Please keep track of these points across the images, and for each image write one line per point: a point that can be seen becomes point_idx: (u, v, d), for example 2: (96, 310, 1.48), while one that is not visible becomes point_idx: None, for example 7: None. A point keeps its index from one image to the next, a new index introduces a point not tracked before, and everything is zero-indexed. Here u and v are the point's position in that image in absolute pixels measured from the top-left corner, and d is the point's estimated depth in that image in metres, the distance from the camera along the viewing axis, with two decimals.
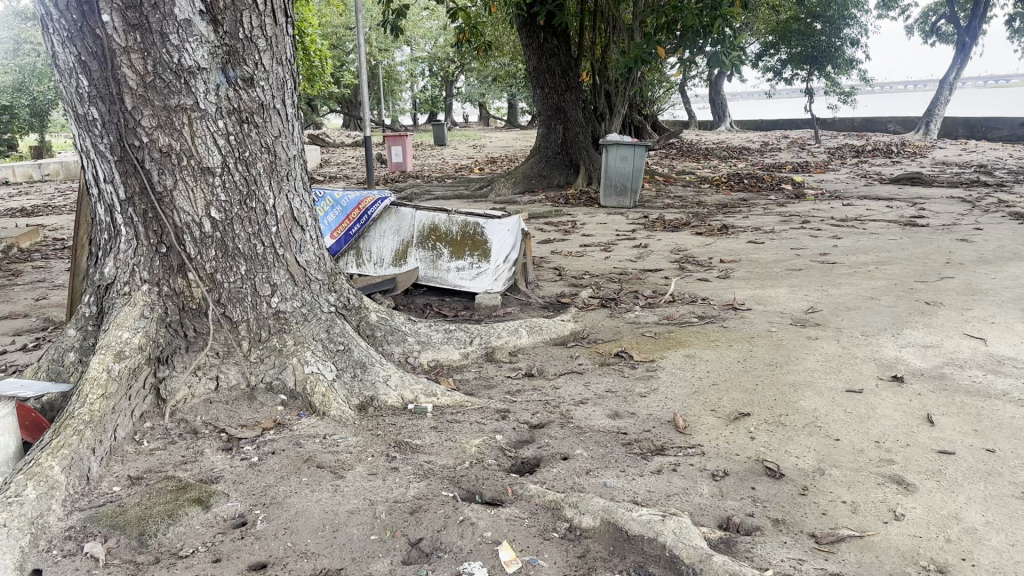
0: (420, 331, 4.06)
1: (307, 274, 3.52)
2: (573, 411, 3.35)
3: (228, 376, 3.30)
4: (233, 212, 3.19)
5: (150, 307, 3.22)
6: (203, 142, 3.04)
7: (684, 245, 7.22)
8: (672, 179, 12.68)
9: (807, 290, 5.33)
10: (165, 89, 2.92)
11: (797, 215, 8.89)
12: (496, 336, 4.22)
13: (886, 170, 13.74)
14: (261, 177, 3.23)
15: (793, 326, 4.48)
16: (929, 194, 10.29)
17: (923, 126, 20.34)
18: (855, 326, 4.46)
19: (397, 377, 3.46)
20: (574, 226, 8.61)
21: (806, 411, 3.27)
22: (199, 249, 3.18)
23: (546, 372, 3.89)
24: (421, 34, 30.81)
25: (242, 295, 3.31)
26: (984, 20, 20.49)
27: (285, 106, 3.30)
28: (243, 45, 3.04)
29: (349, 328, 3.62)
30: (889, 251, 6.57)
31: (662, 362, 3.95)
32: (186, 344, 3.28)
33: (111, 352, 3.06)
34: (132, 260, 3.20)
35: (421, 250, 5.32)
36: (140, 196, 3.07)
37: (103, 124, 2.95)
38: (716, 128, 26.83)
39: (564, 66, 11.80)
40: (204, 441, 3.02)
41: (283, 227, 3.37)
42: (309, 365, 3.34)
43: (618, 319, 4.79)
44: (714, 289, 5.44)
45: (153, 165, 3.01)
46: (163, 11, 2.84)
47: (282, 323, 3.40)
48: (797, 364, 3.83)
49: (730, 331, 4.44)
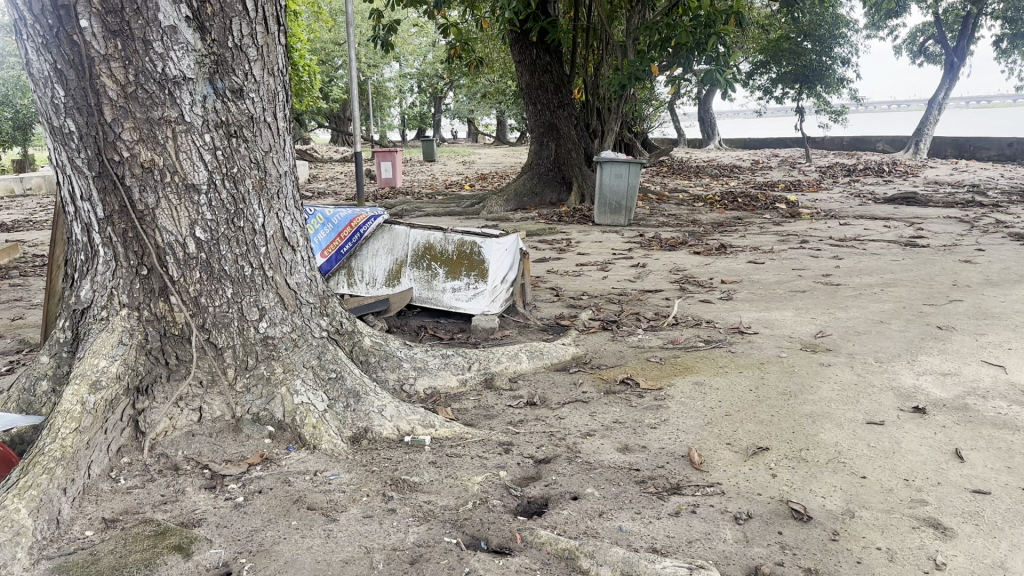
0: (416, 356, 3.85)
1: (298, 297, 3.32)
2: (580, 444, 3.15)
3: (212, 407, 3.09)
4: (219, 232, 2.98)
5: (129, 333, 3.00)
6: (188, 157, 2.83)
7: (683, 264, 7.06)
8: (665, 197, 12.55)
9: (814, 313, 5.17)
10: (148, 100, 2.72)
11: (796, 235, 8.75)
12: (495, 362, 4.02)
13: (880, 189, 13.65)
14: (250, 195, 3.02)
15: (804, 351, 4.31)
16: (926, 214, 10.19)
17: (913, 145, 20.35)
18: (868, 352, 4.30)
19: (393, 408, 3.25)
20: (569, 245, 8.45)
21: (828, 446, 3.10)
22: (183, 272, 2.98)
23: (550, 401, 3.69)
24: (410, 50, 30.67)
25: (227, 320, 3.10)
26: (971, 41, 20.61)
27: (277, 119, 3.09)
28: (232, 54, 2.85)
29: (342, 354, 3.41)
30: (893, 272, 6.43)
31: (670, 390, 3.76)
32: (167, 372, 3.07)
33: (86, 383, 2.84)
34: (110, 282, 2.99)
35: (415, 270, 5.13)
36: (119, 215, 2.87)
37: (80, 138, 2.74)
38: (705, 146, 26.81)
39: (557, 82, 11.66)
40: (186, 479, 2.81)
41: (273, 248, 3.17)
42: (299, 395, 3.13)
43: (621, 343, 4.61)
44: (718, 311, 5.27)
45: (134, 182, 2.81)
46: (146, 17, 2.65)
47: (270, 349, 3.18)
48: (813, 393, 3.66)
49: (739, 356, 4.26)
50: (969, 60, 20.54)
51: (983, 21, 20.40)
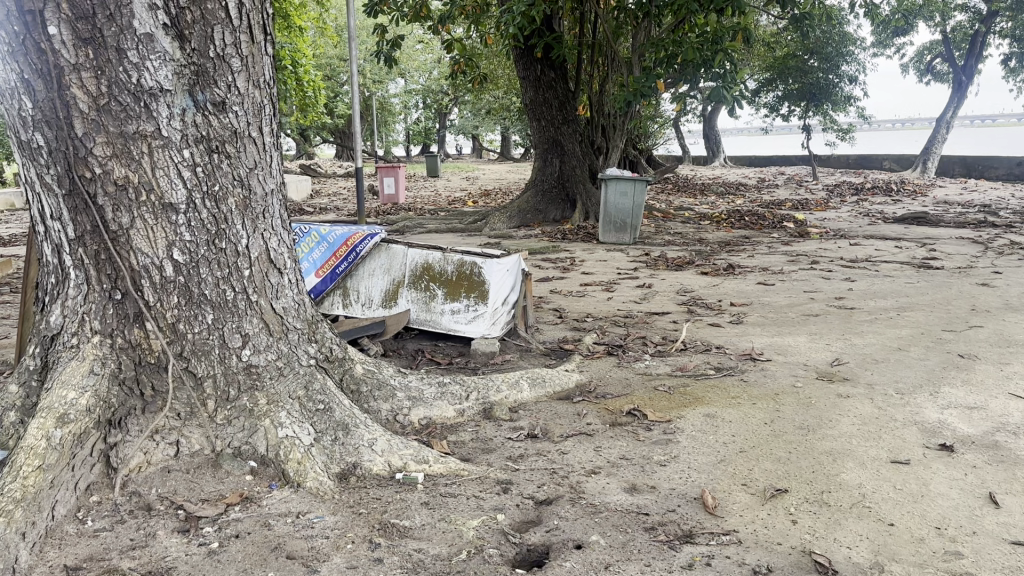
0: (411, 385, 3.63)
1: (285, 322, 3.11)
2: (583, 483, 2.93)
3: (190, 440, 2.88)
4: (199, 254, 2.79)
5: (101, 362, 2.80)
6: (165, 175, 2.65)
7: (690, 285, 6.86)
8: (671, 215, 12.37)
9: (829, 339, 4.95)
10: (122, 113, 2.54)
11: (806, 255, 8.54)
12: (494, 391, 3.81)
13: (889, 208, 13.47)
14: (232, 214, 2.83)
15: (820, 381, 4.10)
16: (938, 234, 9.98)
17: (921, 164, 20.19)
18: (888, 383, 4.08)
19: (384, 441, 3.04)
20: (573, 264, 8.25)
21: (851, 488, 2.90)
22: (159, 296, 2.78)
23: (552, 433, 3.47)
24: (415, 66, 30.62)
25: (207, 347, 2.90)
26: (979, 60, 20.53)
27: (262, 134, 2.90)
28: (213, 64, 2.66)
29: (331, 383, 3.20)
30: (908, 295, 6.23)
31: (681, 422, 3.55)
32: (142, 404, 2.86)
33: (53, 416, 2.65)
34: (82, 307, 2.79)
35: (412, 291, 4.94)
36: (91, 235, 2.68)
37: (49, 152, 2.55)
38: (710, 163, 26.67)
39: (561, 98, 11.50)
40: (158, 520, 2.59)
41: (258, 270, 2.97)
42: (283, 428, 2.92)
43: (627, 370, 4.39)
44: (728, 336, 5.05)
45: (107, 201, 2.62)
46: (119, 23, 2.47)
47: (254, 378, 2.98)
48: (832, 428, 3.46)
49: (753, 386, 4.04)
50: (977, 79, 20.41)
51: (991, 39, 20.33)
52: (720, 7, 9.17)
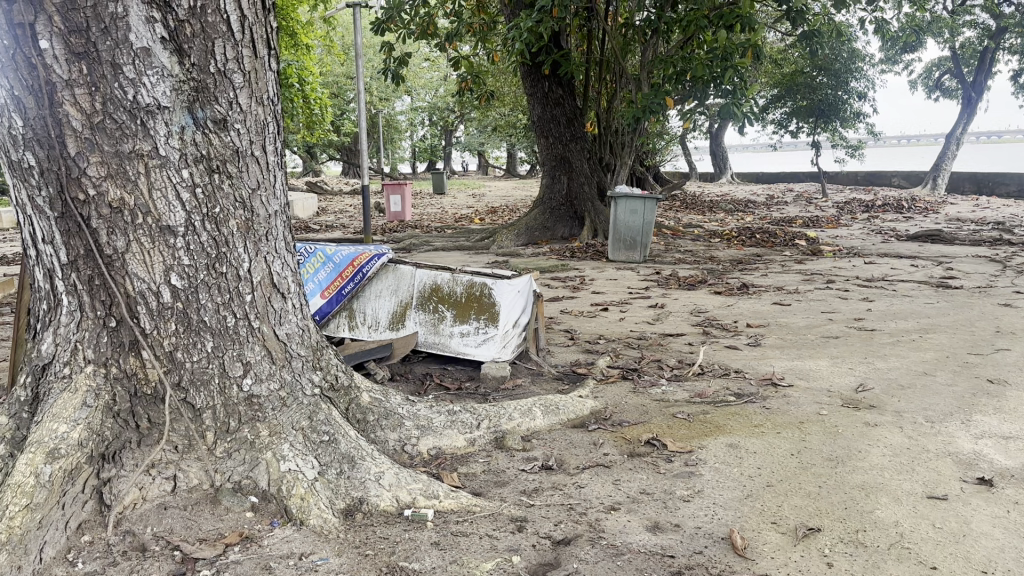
0: (419, 413, 3.47)
1: (288, 350, 2.97)
2: (603, 521, 2.76)
3: (188, 475, 2.72)
4: (198, 279, 2.65)
5: (95, 394, 2.66)
6: (163, 196, 2.51)
7: (704, 305, 6.70)
8: (681, 232, 12.23)
9: (851, 363, 4.79)
10: (117, 131, 2.41)
11: (820, 274, 8.38)
12: (506, 418, 3.64)
13: (901, 226, 13.31)
14: (234, 237, 2.69)
15: (846, 409, 3.94)
16: (954, 252, 9.81)
17: (930, 181, 20.05)
18: (917, 410, 3.92)
19: (391, 475, 2.88)
20: (583, 283, 8.10)
21: (887, 526, 2.74)
22: (156, 324, 2.64)
23: (567, 465, 3.31)
24: (422, 84, 30.66)
25: (207, 376, 2.76)
26: (988, 76, 20.42)
27: (266, 153, 2.76)
28: (214, 80, 2.53)
29: (337, 414, 3.05)
30: (929, 316, 6.07)
31: (702, 453, 3.39)
32: (138, 437, 2.71)
33: (43, 450, 2.52)
34: (75, 336, 2.66)
35: (420, 312, 4.79)
36: (84, 260, 2.54)
37: (41, 173, 2.42)
38: (717, 180, 26.59)
39: (570, 115, 11.41)
40: (152, 563, 2.42)
41: (260, 295, 2.83)
42: (286, 461, 2.77)
43: (643, 395, 4.23)
44: (747, 359, 4.88)
45: (101, 224, 2.49)
46: (115, 37, 2.34)
47: (255, 410, 2.84)
48: (862, 460, 3.30)
49: (776, 413, 3.87)
50: (987, 95, 20.30)
51: (1001, 56, 20.21)
52: (730, 24, 9.05)
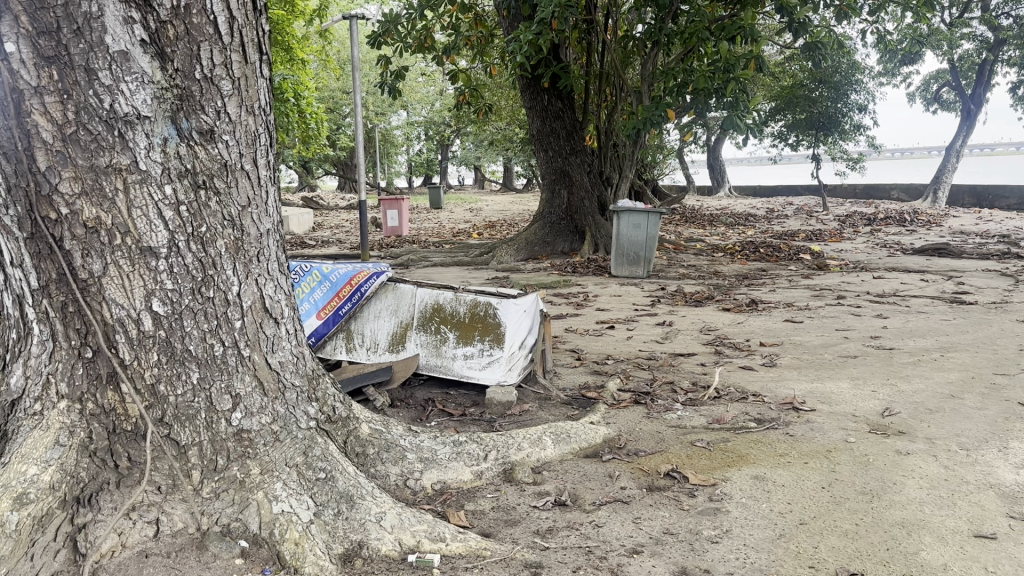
0: (423, 445, 3.24)
1: (281, 379, 2.74)
2: (625, 567, 2.53)
3: (173, 519, 2.48)
4: (183, 304, 2.42)
5: (69, 431, 2.43)
6: (144, 215, 2.29)
7: (712, 322, 6.48)
8: (683, 246, 12.02)
9: (874, 385, 4.56)
10: (92, 143, 2.19)
11: (829, 289, 8.17)
12: (515, 449, 3.41)
13: (906, 239, 13.11)
14: (222, 258, 2.47)
15: (874, 435, 3.72)
16: (963, 266, 9.62)
17: (931, 194, 19.91)
18: (949, 436, 3.70)
19: (393, 516, 2.65)
20: (586, 299, 7.87)
21: (935, 571, 2.52)
22: (137, 354, 2.41)
23: (582, 500, 3.07)
24: (418, 98, 30.49)
25: (193, 412, 2.53)
26: (987, 89, 20.35)
27: (256, 167, 2.54)
28: (200, 87, 2.32)
29: (334, 448, 2.82)
30: (948, 334, 5.85)
31: (727, 486, 3.16)
32: (116, 478, 2.46)
33: (10, 496, 2.29)
34: (47, 368, 2.42)
35: (421, 334, 4.54)
36: (57, 285, 2.31)
37: (7, 189, 2.19)
38: (716, 193, 26.43)
39: (569, 128, 11.21)
40: None
41: (251, 320, 2.60)
42: (279, 503, 2.54)
43: (658, 421, 4.00)
44: (764, 381, 4.65)
45: (75, 245, 2.26)
46: (89, 39, 2.13)
47: (245, 445, 2.60)
48: (898, 494, 3.07)
49: (801, 441, 3.65)
50: (987, 108, 20.26)
51: (999, 68, 20.11)
52: (732, 36, 8.85)
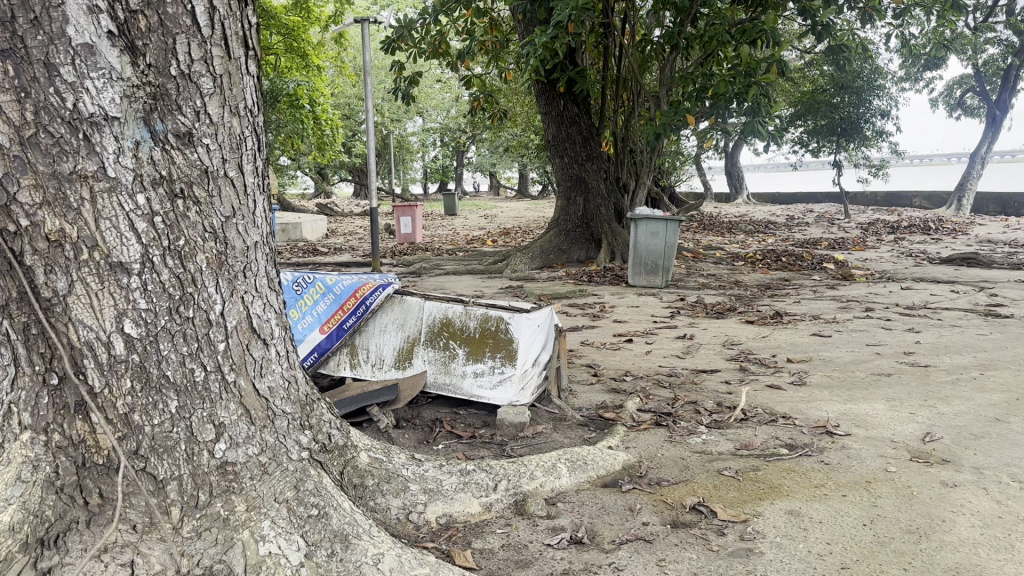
0: (427, 474, 3.00)
1: (271, 407, 2.50)
2: None
3: (150, 559, 2.20)
4: (160, 324, 2.19)
5: (32, 466, 2.18)
6: (113, 226, 2.06)
7: (736, 336, 6.20)
8: (702, 255, 11.73)
9: (912, 406, 4.27)
10: (53, 147, 1.96)
11: (857, 300, 7.86)
12: (527, 479, 3.15)
13: (931, 248, 12.75)
14: (203, 274, 2.24)
15: (916, 464, 3.44)
16: (993, 277, 9.29)
17: (955, 201, 19.50)
18: (999, 466, 3.41)
19: (391, 558, 2.40)
20: (603, 310, 7.61)
21: None
22: (107, 380, 2.17)
23: (600, 538, 2.81)
24: (433, 105, 30.37)
25: (171, 443, 2.28)
26: (1013, 94, 19.92)
27: (242, 173, 2.31)
28: (177, 84, 2.10)
29: (329, 481, 2.58)
30: (986, 350, 5.54)
31: (759, 522, 2.89)
32: (87, 516, 2.20)
33: None
34: (8, 396, 2.18)
35: (429, 349, 4.30)
36: (17, 303, 2.08)
37: None
38: (733, 200, 26.09)
39: (585, 134, 11.01)
40: None
41: (236, 341, 2.37)
42: (266, 543, 2.31)
43: (682, 445, 3.73)
44: (793, 402, 4.37)
45: (37, 260, 2.03)
46: (48, 29, 1.91)
47: (230, 480, 2.36)
48: (949, 533, 2.79)
49: (837, 471, 3.37)
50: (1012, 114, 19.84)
51: None
52: (752, 39, 8.61)
